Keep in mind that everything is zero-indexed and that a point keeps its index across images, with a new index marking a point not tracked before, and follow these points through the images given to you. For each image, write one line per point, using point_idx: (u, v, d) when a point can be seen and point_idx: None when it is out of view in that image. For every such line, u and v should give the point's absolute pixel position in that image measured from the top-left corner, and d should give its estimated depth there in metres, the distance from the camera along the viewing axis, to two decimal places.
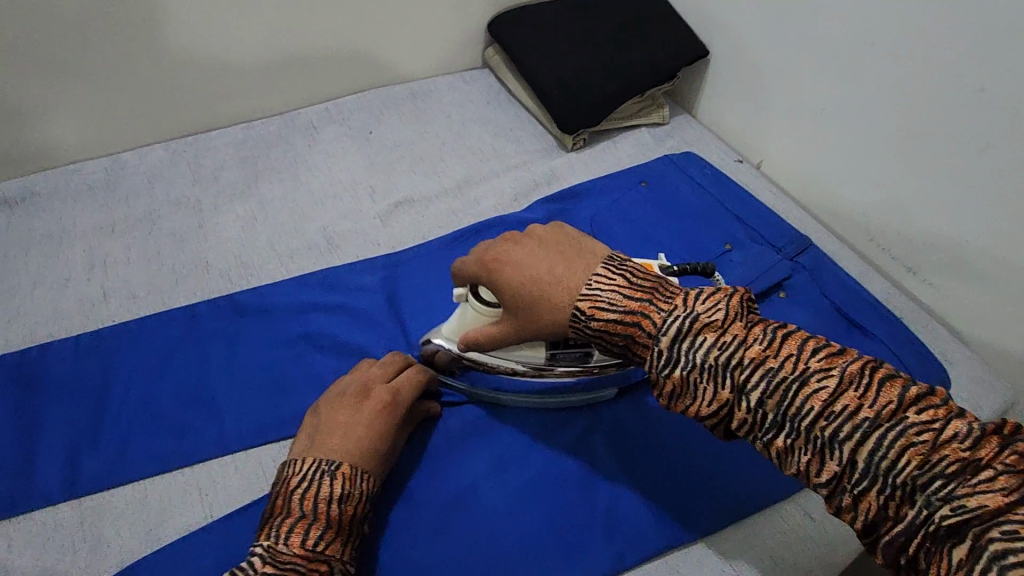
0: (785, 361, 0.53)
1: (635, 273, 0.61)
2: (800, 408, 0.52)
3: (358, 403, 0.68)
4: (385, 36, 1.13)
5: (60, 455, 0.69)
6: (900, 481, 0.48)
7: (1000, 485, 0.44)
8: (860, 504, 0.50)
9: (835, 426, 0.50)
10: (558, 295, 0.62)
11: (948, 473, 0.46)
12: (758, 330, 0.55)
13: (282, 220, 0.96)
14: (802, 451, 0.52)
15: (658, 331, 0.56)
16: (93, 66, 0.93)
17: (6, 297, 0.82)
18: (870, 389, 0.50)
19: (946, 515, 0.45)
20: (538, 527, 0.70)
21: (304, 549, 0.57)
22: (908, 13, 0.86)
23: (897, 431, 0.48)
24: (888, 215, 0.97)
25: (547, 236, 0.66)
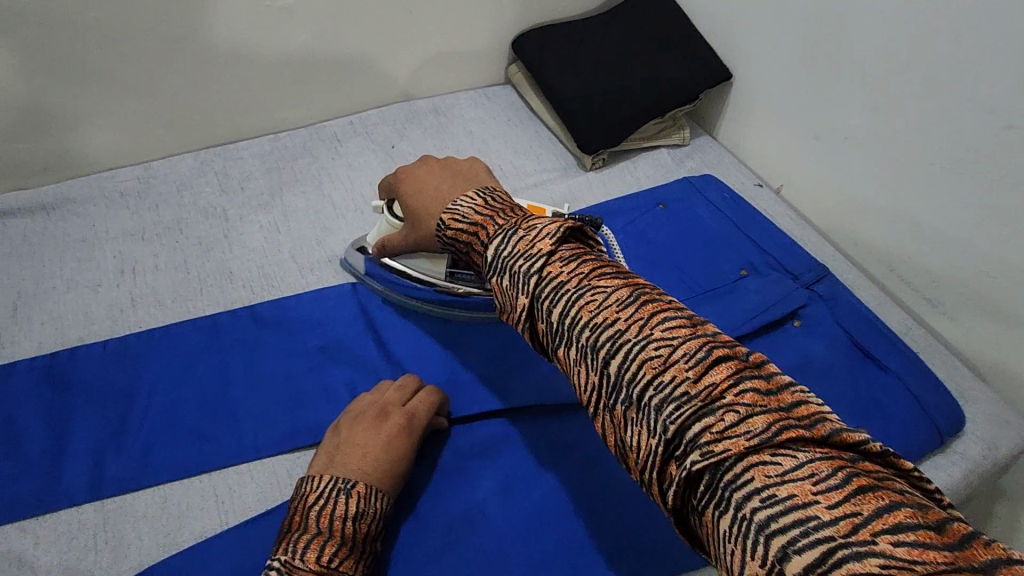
0: (572, 277, 0.52)
1: (498, 197, 0.64)
2: (574, 319, 0.50)
3: (378, 422, 0.71)
4: (412, 52, 1.15)
5: (85, 456, 0.71)
6: (643, 401, 0.45)
7: (747, 427, 0.41)
8: (615, 424, 0.47)
9: (597, 340, 0.48)
10: (433, 205, 0.71)
11: (682, 398, 0.44)
12: (560, 248, 0.54)
13: (305, 231, 0.98)
14: (576, 365, 0.50)
15: (487, 242, 0.59)
16: (132, 78, 0.96)
17: (40, 299, 0.86)
18: (635, 310, 0.48)
19: (696, 460, 0.42)
20: (543, 549, 0.71)
21: (320, 564, 0.57)
22: (937, 47, 0.85)
23: (645, 349, 0.46)
24: (908, 245, 0.96)
25: (450, 160, 0.74)
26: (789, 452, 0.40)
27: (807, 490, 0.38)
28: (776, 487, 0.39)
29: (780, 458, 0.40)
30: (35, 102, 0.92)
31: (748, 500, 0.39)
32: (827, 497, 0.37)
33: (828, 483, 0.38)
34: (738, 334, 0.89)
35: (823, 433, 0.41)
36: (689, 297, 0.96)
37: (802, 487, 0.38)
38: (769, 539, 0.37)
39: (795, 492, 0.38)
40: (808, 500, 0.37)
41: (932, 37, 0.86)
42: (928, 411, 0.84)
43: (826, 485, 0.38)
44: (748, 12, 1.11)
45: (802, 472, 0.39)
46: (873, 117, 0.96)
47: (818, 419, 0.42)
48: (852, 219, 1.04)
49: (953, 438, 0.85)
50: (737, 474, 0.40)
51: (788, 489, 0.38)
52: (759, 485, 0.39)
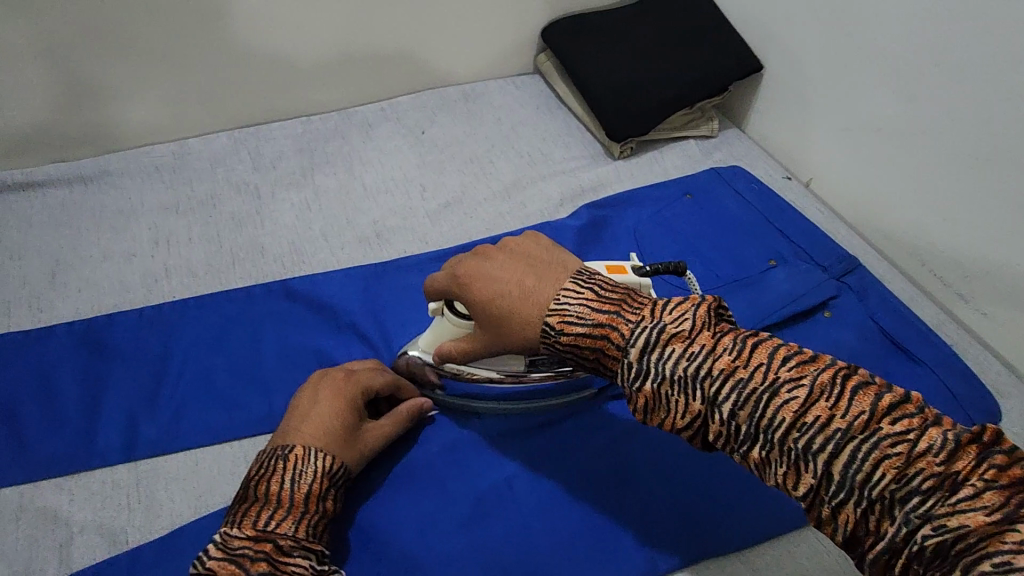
0: (755, 372, 0.50)
1: (603, 284, 0.60)
2: (771, 419, 0.48)
3: (317, 387, 0.70)
4: (443, 38, 1.15)
5: (119, 418, 0.72)
6: (877, 496, 0.44)
7: (983, 502, 0.41)
8: (838, 518, 0.47)
9: (805, 438, 0.47)
10: (529, 310, 0.60)
11: (924, 489, 0.43)
12: (726, 339, 0.52)
13: (335, 210, 0.99)
14: (777, 463, 0.48)
15: (627, 344, 0.55)
16: (170, 54, 0.98)
17: (77, 267, 0.87)
18: (841, 399, 0.47)
19: (928, 535, 0.42)
20: (569, 527, 0.71)
21: (254, 530, 0.57)
22: (975, 38, 0.85)
23: (871, 445, 0.45)
24: (941, 239, 0.95)
25: (516, 249, 0.65)
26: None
27: None
28: (1014, 557, 0.38)
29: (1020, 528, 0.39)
30: (76, 75, 0.94)
31: (980, 565, 0.39)
32: None
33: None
34: (765, 322, 0.89)
35: None
36: (717, 286, 0.95)
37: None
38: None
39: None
40: None
41: (971, 28, 0.85)
42: (962, 405, 0.82)
43: None
44: (780, 4, 1.11)
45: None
46: (908, 108, 0.95)
47: None
48: (882, 213, 1.03)
49: None
50: (972, 545, 0.40)
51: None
52: (995, 552, 0.39)
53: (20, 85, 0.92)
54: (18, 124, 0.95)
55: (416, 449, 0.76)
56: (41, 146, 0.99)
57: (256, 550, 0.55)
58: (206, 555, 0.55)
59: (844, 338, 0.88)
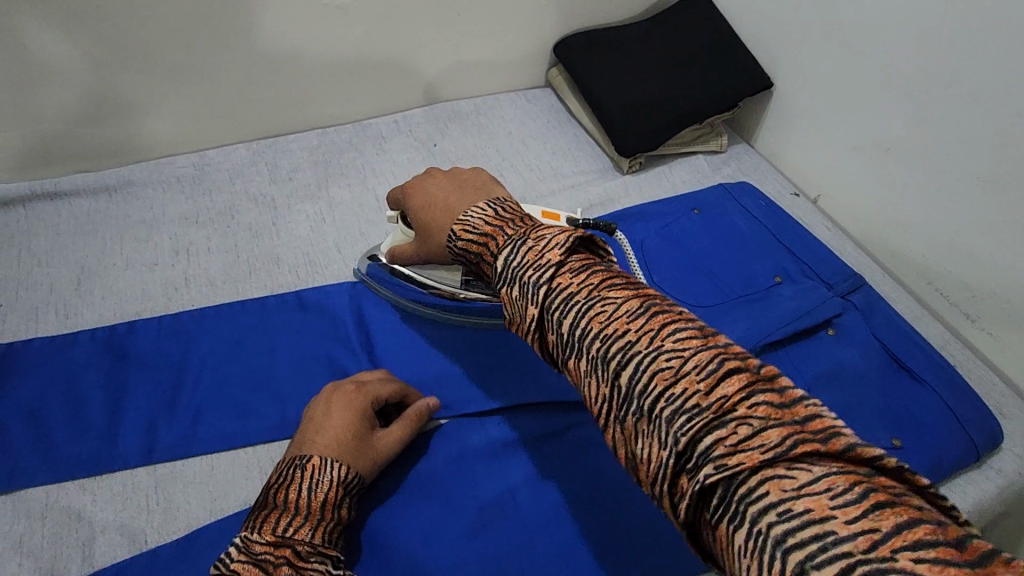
0: (583, 288, 0.50)
1: (509, 206, 0.62)
2: (581, 330, 0.49)
3: (330, 397, 0.73)
4: (458, 53, 1.18)
5: (139, 422, 0.75)
6: (655, 414, 0.44)
7: (761, 441, 0.39)
8: (626, 435, 0.46)
9: (606, 350, 0.47)
10: (445, 219, 0.68)
11: (694, 410, 0.42)
12: (569, 259, 0.53)
13: (349, 222, 1.02)
14: (585, 377, 0.49)
15: (497, 252, 0.57)
16: (193, 70, 1.01)
17: (100, 275, 0.91)
18: (642, 319, 0.47)
19: (710, 472, 0.40)
20: (571, 538, 0.73)
21: (274, 536, 0.59)
22: (987, 63, 0.85)
23: (657, 361, 0.45)
24: (948, 259, 0.96)
25: (460, 172, 0.72)
26: (805, 466, 0.38)
27: (823, 504, 0.36)
28: (792, 501, 0.37)
29: (795, 472, 0.38)
30: (104, 90, 0.98)
31: (764, 514, 0.37)
32: (844, 512, 0.35)
33: (843, 498, 0.35)
34: (771, 339, 0.89)
35: (838, 448, 0.38)
36: (722, 301, 0.96)
37: (819, 501, 0.36)
38: (789, 557, 0.35)
39: (812, 507, 0.36)
40: (826, 515, 0.35)
41: (983, 53, 0.85)
42: (964, 425, 0.83)
43: (843, 500, 0.35)
44: (791, 23, 1.12)
45: (819, 486, 0.37)
46: (918, 130, 0.95)
47: (834, 433, 0.39)
48: (889, 231, 1.04)
49: (989, 454, 0.84)
50: (750, 488, 0.38)
51: (805, 503, 0.36)
52: (775, 499, 0.37)
53: (51, 100, 0.96)
54: (48, 136, 0.99)
55: (423, 457, 0.78)
56: (69, 157, 1.03)
57: (276, 556, 0.58)
58: (228, 558, 0.58)
59: (847, 357, 0.89)
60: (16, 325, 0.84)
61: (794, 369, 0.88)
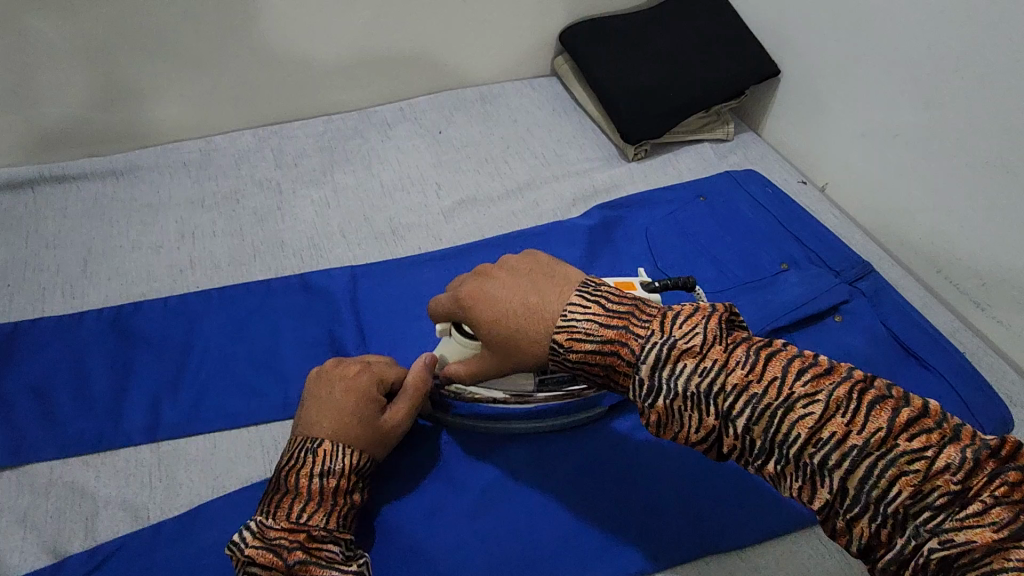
0: (770, 387, 0.50)
1: (608, 295, 0.58)
2: (787, 436, 0.49)
3: (330, 379, 0.72)
4: (464, 41, 1.18)
5: (144, 401, 0.76)
6: (889, 509, 0.46)
7: (991, 519, 0.43)
8: (850, 528, 0.48)
9: (822, 455, 0.48)
10: (536, 328, 0.59)
11: (935, 503, 0.44)
12: (740, 353, 0.51)
13: (353, 207, 1.02)
14: (793, 478, 0.49)
15: (636, 360, 0.53)
16: (200, 56, 1.01)
17: (107, 257, 0.91)
18: (859, 415, 0.47)
19: (937, 549, 0.44)
20: (571, 520, 0.73)
21: (289, 522, 0.62)
22: (996, 46, 0.84)
23: (886, 461, 0.46)
24: (959, 246, 0.94)
25: (518, 266, 0.64)
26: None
27: None
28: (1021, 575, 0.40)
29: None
30: (113, 75, 0.99)
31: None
32: None
33: None
34: (776, 326, 0.88)
35: None
36: (728, 287, 0.95)
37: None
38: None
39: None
40: None
41: (992, 36, 0.84)
42: (973, 413, 0.81)
43: None
44: (801, 9, 1.10)
45: None
46: (927, 116, 0.94)
47: None
48: (898, 219, 1.03)
49: None
50: (974, 560, 0.42)
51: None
52: (1004, 571, 0.41)
53: (61, 84, 0.97)
54: (57, 120, 1.00)
55: (425, 442, 0.78)
56: (78, 142, 1.04)
57: (290, 542, 0.60)
58: (244, 542, 0.60)
59: (854, 344, 0.88)
60: (23, 305, 0.85)
61: None
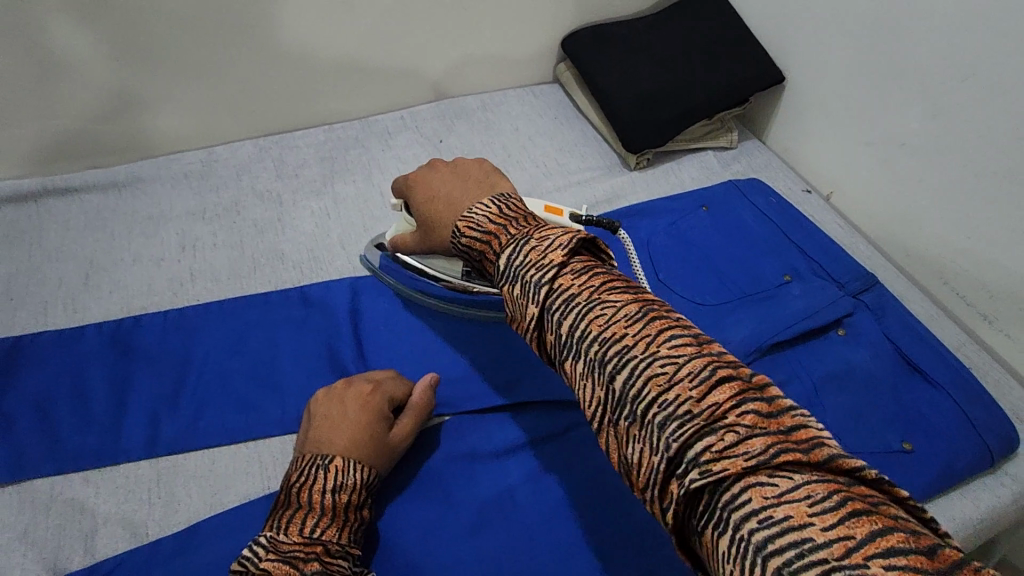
0: (583, 290, 0.51)
1: (514, 204, 0.62)
2: (582, 331, 0.49)
3: (344, 396, 0.73)
4: (465, 49, 1.17)
5: (143, 416, 0.76)
6: (647, 418, 0.45)
7: (745, 448, 0.40)
8: (617, 437, 0.46)
9: (603, 353, 0.48)
10: (450, 217, 0.69)
11: (686, 416, 0.43)
12: (575, 262, 0.53)
13: (354, 217, 1.02)
14: (583, 379, 0.49)
15: (499, 251, 0.57)
16: (203, 68, 1.01)
17: (109, 270, 0.92)
18: (642, 325, 0.48)
19: (695, 478, 0.41)
20: (568, 536, 0.72)
21: (303, 535, 0.60)
22: (1008, 54, 0.82)
23: (652, 366, 0.45)
24: (966, 257, 0.93)
25: (461, 163, 0.73)
26: (786, 473, 0.39)
27: (803, 511, 0.37)
28: (772, 508, 0.38)
29: (777, 479, 0.39)
30: (115, 88, 0.99)
31: (746, 521, 0.38)
32: (822, 519, 0.36)
33: (824, 505, 0.37)
34: (777, 339, 0.87)
35: (819, 458, 0.40)
36: (729, 299, 0.94)
37: (798, 509, 0.37)
38: (767, 562, 0.36)
39: (791, 513, 0.37)
40: (804, 522, 0.36)
41: (1003, 45, 0.82)
42: (977, 429, 0.80)
43: (822, 507, 0.36)
44: (807, 15, 1.09)
45: (799, 493, 0.38)
46: (935, 125, 0.93)
47: (815, 444, 0.40)
48: (904, 229, 1.01)
49: (1003, 459, 0.82)
50: (733, 495, 0.39)
51: (785, 510, 0.37)
52: (756, 506, 0.38)
53: (63, 98, 0.97)
54: (60, 133, 1.01)
55: (423, 457, 0.78)
56: (78, 154, 1.04)
57: (307, 553, 0.58)
58: (257, 557, 0.57)
59: (857, 357, 0.87)
60: (26, 319, 0.86)
61: (802, 370, 0.86)
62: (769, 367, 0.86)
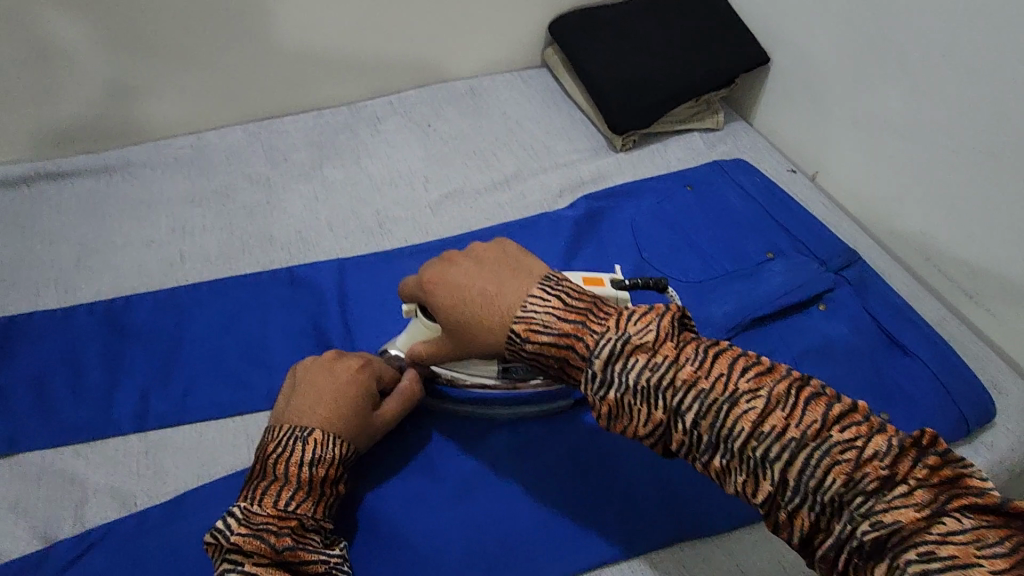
0: (716, 382, 0.53)
1: (570, 289, 0.60)
2: (731, 430, 0.51)
3: (333, 365, 0.73)
4: (453, 33, 1.18)
5: (133, 391, 0.78)
6: (827, 499, 0.48)
7: (914, 500, 0.46)
8: (792, 521, 0.50)
9: (764, 447, 0.50)
10: (491, 317, 0.61)
11: (868, 490, 0.47)
12: (689, 350, 0.55)
13: (342, 200, 1.03)
14: (738, 472, 0.52)
15: (591, 354, 0.56)
16: (191, 52, 1.02)
17: (100, 252, 0.93)
18: (796, 410, 0.50)
19: (867, 531, 0.46)
20: (548, 509, 0.74)
21: (276, 509, 0.62)
22: (987, 29, 0.83)
23: (823, 452, 0.49)
24: (948, 234, 0.93)
25: (482, 252, 0.66)
26: (956, 516, 0.45)
27: (970, 552, 0.43)
28: (937, 545, 0.44)
29: (946, 521, 0.45)
30: (104, 73, 1.00)
31: (907, 553, 0.45)
32: (992, 562, 0.42)
33: (994, 549, 0.42)
34: (757, 315, 0.88)
35: (992, 501, 0.45)
36: (713, 277, 0.95)
37: (965, 550, 0.43)
38: None
39: (957, 553, 0.43)
40: (972, 562, 0.42)
41: (982, 21, 0.83)
42: (956, 400, 0.81)
43: (991, 552, 0.42)
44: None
45: (967, 536, 0.44)
46: (917, 102, 0.93)
47: (982, 488, 0.46)
48: (887, 207, 1.02)
49: (981, 429, 0.83)
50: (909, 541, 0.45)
51: (950, 549, 0.43)
52: (920, 543, 0.44)
53: (53, 83, 0.98)
54: (50, 118, 1.02)
55: (409, 432, 0.80)
56: (70, 139, 1.05)
57: (278, 527, 0.61)
58: (229, 530, 0.60)
59: (837, 331, 0.88)
60: (18, 299, 0.87)
61: (782, 344, 0.87)
62: (749, 342, 0.88)
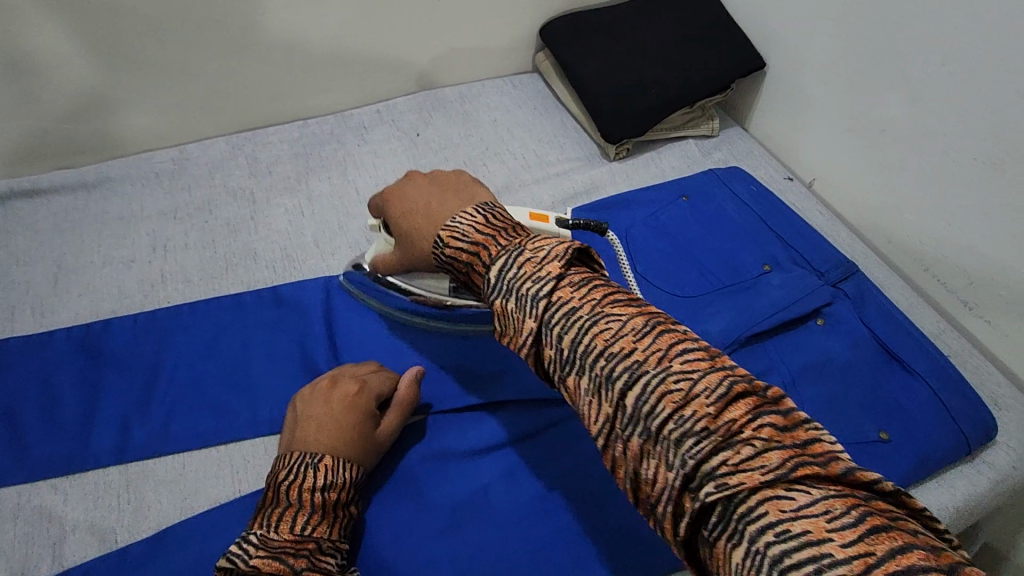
0: (585, 303, 0.50)
1: (499, 213, 0.60)
2: (586, 348, 0.49)
3: (329, 395, 0.73)
4: (441, 39, 1.15)
5: (112, 422, 0.75)
6: (661, 433, 0.45)
7: (762, 462, 0.41)
8: (628, 454, 0.47)
9: (611, 368, 0.47)
10: (428, 227, 0.65)
11: (699, 431, 0.43)
12: (573, 274, 0.53)
13: (329, 214, 1.01)
14: (586, 393, 0.49)
15: (490, 263, 0.56)
16: (169, 64, 0.99)
17: (78, 274, 0.90)
18: (647, 337, 0.48)
19: (711, 492, 0.41)
20: (546, 535, 0.71)
21: (293, 533, 0.59)
22: (986, 36, 0.80)
23: (660, 379, 0.45)
24: (947, 245, 0.92)
25: (439, 176, 0.70)
26: (803, 488, 0.40)
27: (821, 526, 0.37)
28: (790, 522, 0.38)
29: (794, 493, 0.39)
30: (79, 88, 0.97)
31: (763, 535, 0.39)
32: (840, 534, 0.36)
33: (843, 521, 0.37)
34: (754, 330, 0.86)
35: (837, 471, 0.40)
36: (709, 291, 0.93)
37: (817, 524, 0.37)
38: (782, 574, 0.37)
39: (809, 528, 0.37)
40: (823, 537, 0.37)
41: (981, 27, 0.81)
42: (956, 418, 0.80)
43: (840, 523, 0.37)
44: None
45: (816, 508, 0.38)
46: (913, 110, 0.91)
47: (831, 457, 0.41)
48: (884, 216, 1.00)
49: (982, 447, 0.81)
50: (750, 508, 0.40)
51: (802, 525, 0.38)
52: (774, 520, 0.39)
53: (26, 100, 0.95)
54: (25, 135, 0.98)
55: (399, 457, 0.77)
56: (46, 155, 1.02)
57: (297, 549, 0.58)
58: (246, 554, 0.56)
59: (836, 347, 0.86)
60: None
61: (779, 361, 0.85)
62: (746, 358, 0.86)
